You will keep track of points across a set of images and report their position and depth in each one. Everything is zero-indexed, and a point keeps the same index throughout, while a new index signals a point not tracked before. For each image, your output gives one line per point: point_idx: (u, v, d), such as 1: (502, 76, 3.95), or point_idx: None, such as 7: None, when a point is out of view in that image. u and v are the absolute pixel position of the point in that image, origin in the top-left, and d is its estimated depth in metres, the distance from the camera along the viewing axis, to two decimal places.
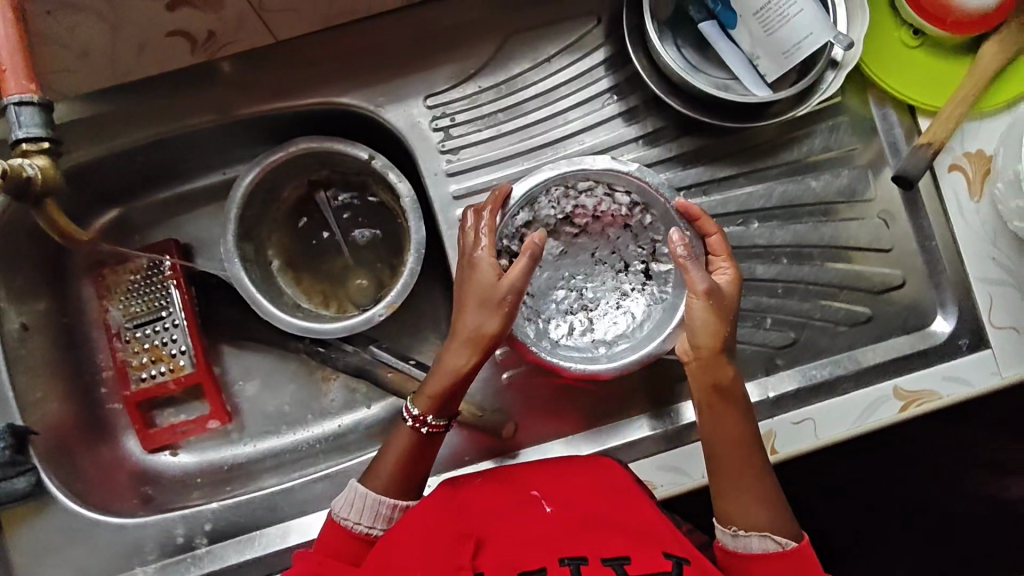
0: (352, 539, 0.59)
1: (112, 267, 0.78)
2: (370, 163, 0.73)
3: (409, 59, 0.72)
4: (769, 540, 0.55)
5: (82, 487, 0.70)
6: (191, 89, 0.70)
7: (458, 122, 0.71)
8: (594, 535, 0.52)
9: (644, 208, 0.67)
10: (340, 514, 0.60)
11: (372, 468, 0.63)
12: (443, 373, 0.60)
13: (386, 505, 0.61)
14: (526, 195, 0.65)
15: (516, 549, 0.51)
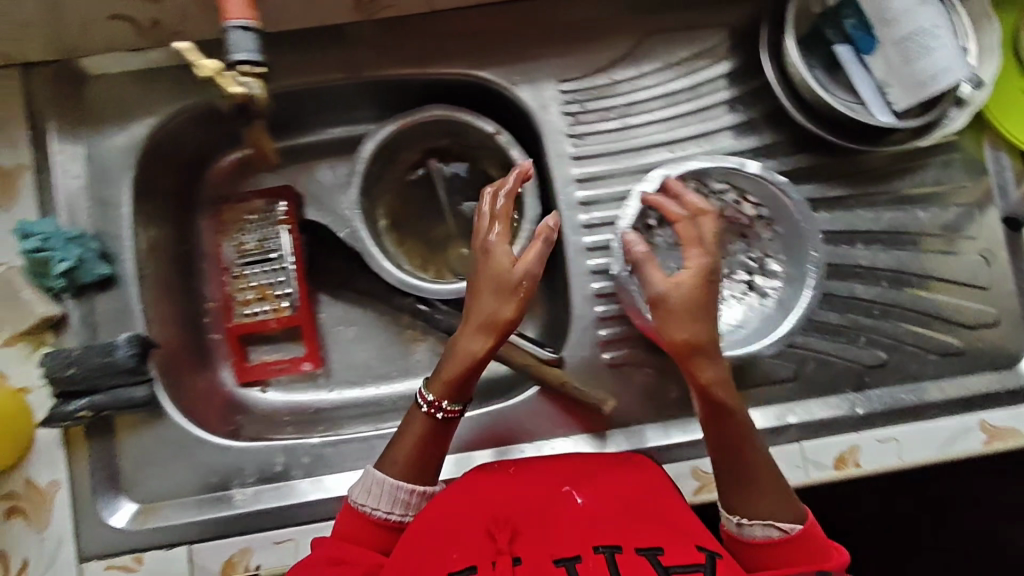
0: (372, 526, 0.58)
1: (230, 204, 0.82)
2: (494, 137, 0.75)
3: (547, 42, 0.73)
4: (769, 526, 0.55)
5: (187, 404, 0.74)
6: (338, 44, 0.73)
7: (587, 110, 0.73)
8: (629, 528, 0.51)
9: (767, 223, 0.70)
10: (357, 500, 0.59)
11: (386, 454, 0.61)
12: (455, 357, 0.58)
13: (406, 493, 0.59)
14: (666, 181, 0.67)
15: (548, 535, 0.50)
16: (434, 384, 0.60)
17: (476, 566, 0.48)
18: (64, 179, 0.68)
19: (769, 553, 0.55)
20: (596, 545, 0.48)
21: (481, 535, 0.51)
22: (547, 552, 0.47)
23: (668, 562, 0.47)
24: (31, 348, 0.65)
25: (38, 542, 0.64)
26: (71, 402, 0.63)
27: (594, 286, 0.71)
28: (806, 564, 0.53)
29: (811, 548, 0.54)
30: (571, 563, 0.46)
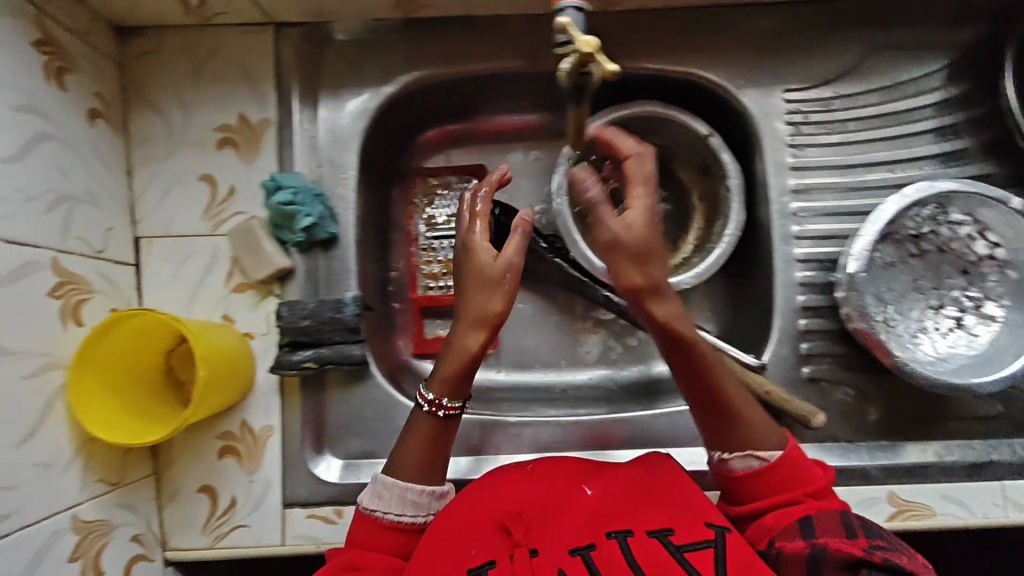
0: (384, 528, 0.58)
1: (421, 176, 0.84)
2: (706, 139, 0.75)
3: (776, 49, 0.73)
4: (752, 457, 0.56)
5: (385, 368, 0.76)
6: None
7: (809, 121, 0.72)
8: (633, 513, 0.54)
9: (995, 265, 0.69)
10: (368, 505, 0.59)
11: (393, 457, 0.61)
12: (455, 355, 0.59)
13: (421, 493, 0.59)
14: (928, 196, 0.65)
15: (553, 524, 0.53)
16: (435, 382, 0.60)
17: (496, 560, 0.50)
18: (302, 138, 0.70)
19: (759, 487, 0.55)
20: (610, 531, 0.52)
21: (491, 529, 0.54)
22: (563, 542, 0.51)
23: (679, 541, 0.51)
24: (259, 297, 0.68)
25: (246, 485, 0.67)
26: (297, 352, 0.66)
27: (800, 298, 0.70)
28: (793, 491, 0.55)
29: (799, 472, 0.55)
30: (586, 552, 0.50)
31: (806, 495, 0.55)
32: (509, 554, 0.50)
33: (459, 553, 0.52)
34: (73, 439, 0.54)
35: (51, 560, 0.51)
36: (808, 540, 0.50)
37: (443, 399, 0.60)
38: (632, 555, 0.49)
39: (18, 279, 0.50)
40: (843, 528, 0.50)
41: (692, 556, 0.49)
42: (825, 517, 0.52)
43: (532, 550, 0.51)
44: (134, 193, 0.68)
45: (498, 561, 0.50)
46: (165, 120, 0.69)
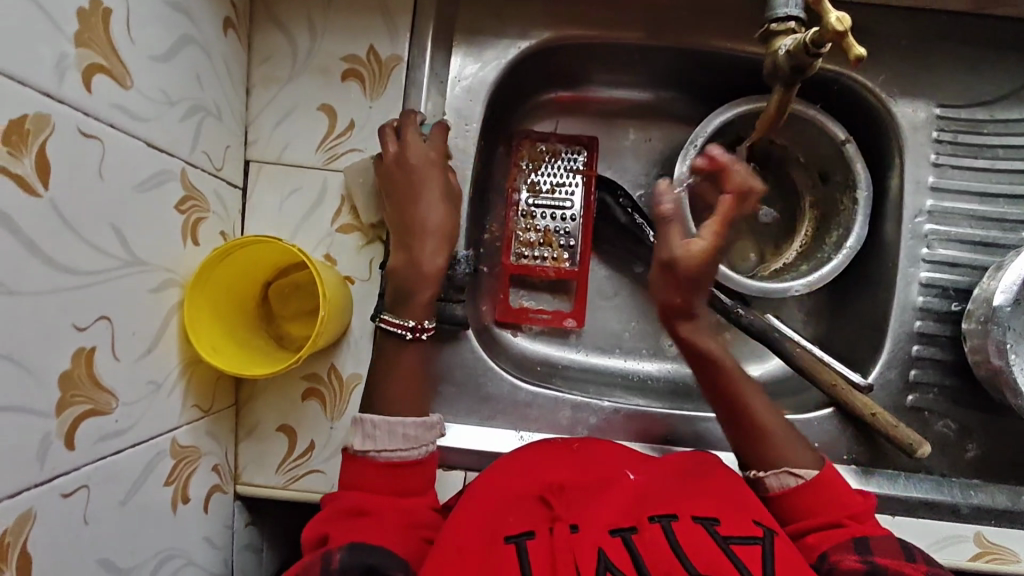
0: (383, 465, 0.57)
1: (529, 139, 0.78)
2: (841, 145, 0.72)
3: (935, 61, 0.69)
4: (789, 476, 0.58)
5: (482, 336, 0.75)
6: (717, 12, 0.70)
7: (957, 142, 0.69)
8: (680, 500, 0.53)
9: None
10: (359, 445, 0.58)
11: (374, 401, 0.60)
12: (427, 279, 0.61)
13: (410, 427, 0.58)
14: None
15: (592, 500, 0.52)
16: (408, 311, 0.61)
17: (534, 531, 0.49)
18: (432, 82, 0.67)
19: (798, 504, 0.57)
20: (653, 516, 0.50)
21: (528, 504, 0.53)
22: (604, 522, 0.50)
23: (725, 533, 0.49)
24: (364, 241, 0.65)
25: (327, 430, 0.64)
26: (401, 303, 0.62)
27: (916, 324, 0.68)
28: (835, 512, 0.55)
29: (840, 495, 0.56)
30: (628, 534, 0.48)
31: (850, 517, 0.55)
32: (548, 526, 0.49)
33: (494, 522, 0.51)
34: (181, 358, 0.51)
35: (153, 481, 0.48)
36: (866, 558, 0.51)
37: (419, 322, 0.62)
38: (675, 538, 0.48)
39: (155, 186, 0.47)
40: (902, 552, 0.51)
41: (738, 547, 0.47)
42: (882, 539, 0.52)
43: (572, 526, 0.49)
44: (249, 113, 0.64)
45: (537, 533, 0.49)
46: (292, 42, 0.65)
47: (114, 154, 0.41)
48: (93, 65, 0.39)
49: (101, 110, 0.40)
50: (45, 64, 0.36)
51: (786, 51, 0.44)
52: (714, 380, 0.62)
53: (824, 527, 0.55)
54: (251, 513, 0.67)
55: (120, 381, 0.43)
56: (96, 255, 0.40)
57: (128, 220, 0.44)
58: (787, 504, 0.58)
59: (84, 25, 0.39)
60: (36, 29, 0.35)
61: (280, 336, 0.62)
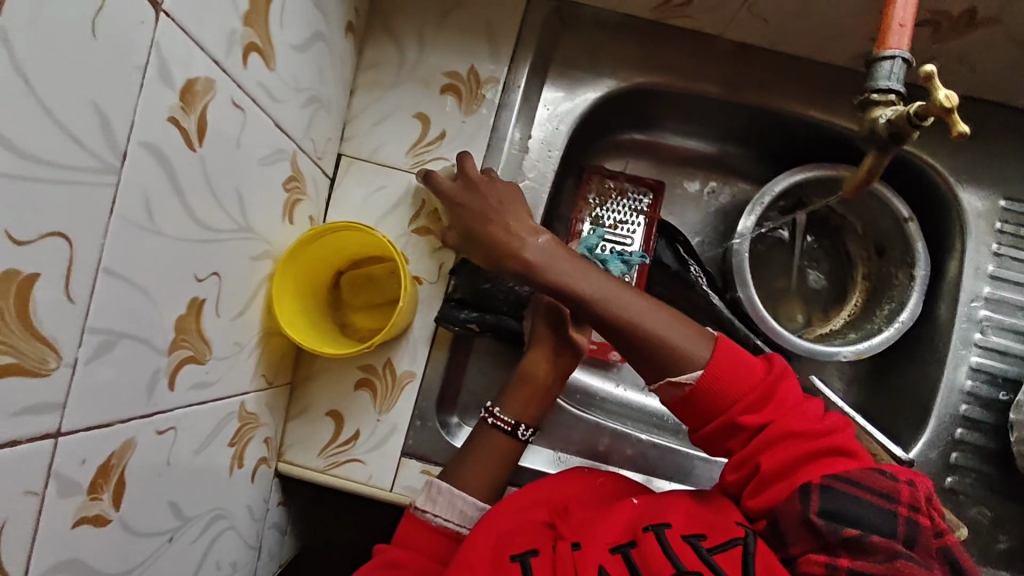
0: (435, 531, 0.59)
1: (598, 175, 0.81)
2: (904, 222, 0.74)
3: (1008, 156, 0.71)
4: (671, 387, 0.54)
5: None
6: (801, 80, 0.73)
7: (1020, 236, 0.70)
8: (675, 509, 0.54)
9: None
10: (419, 507, 0.59)
11: (452, 468, 0.62)
12: (528, 378, 0.63)
13: (471, 506, 0.59)
14: None
15: (595, 521, 0.55)
16: (512, 407, 0.63)
17: (538, 551, 0.53)
18: (523, 107, 0.70)
19: (709, 401, 0.53)
20: (646, 526, 0.52)
21: (532, 526, 0.56)
22: (604, 541, 0.52)
23: (710, 544, 0.49)
24: (438, 246, 0.68)
25: (373, 422, 0.66)
26: (463, 310, 0.66)
27: (962, 407, 0.68)
28: (738, 400, 0.53)
29: (738, 373, 0.53)
30: (627, 550, 0.51)
31: (749, 395, 0.53)
32: (551, 546, 0.54)
33: (504, 541, 0.55)
34: (262, 327, 0.54)
35: (219, 440, 0.49)
36: (783, 553, 0.49)
37: (503, 411, 0.63)
38: (669, 548, 0.49)
39: (273, 163, 0.50)
40: (807, 529, 0.48)
41: (719, 557, 0.48)
42: (789, 508, 0.49)
43: (574, 544, 0.53)
44: (350, 111, 0.68)
45: (541, 552, 0.53)
46: (399, 52, 0.69)
47: (252, 126, 0.45)
48: (251, 44, 0.43)
49: (248, 84, 0.43)
50: (219, 35, 0.39)
51: (887, 120, 0.44)
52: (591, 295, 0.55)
53: (773, 482, 0.51)
54: (284, 493, 0.68)
55: (218, 336, 0.45)
56: (221, 215, 0.43)
57: (249, 189, 0.47)
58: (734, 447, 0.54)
59: (252, 8, 0.42)
60: (219, 4, 0.39)
61: (344, 324, 0.64)
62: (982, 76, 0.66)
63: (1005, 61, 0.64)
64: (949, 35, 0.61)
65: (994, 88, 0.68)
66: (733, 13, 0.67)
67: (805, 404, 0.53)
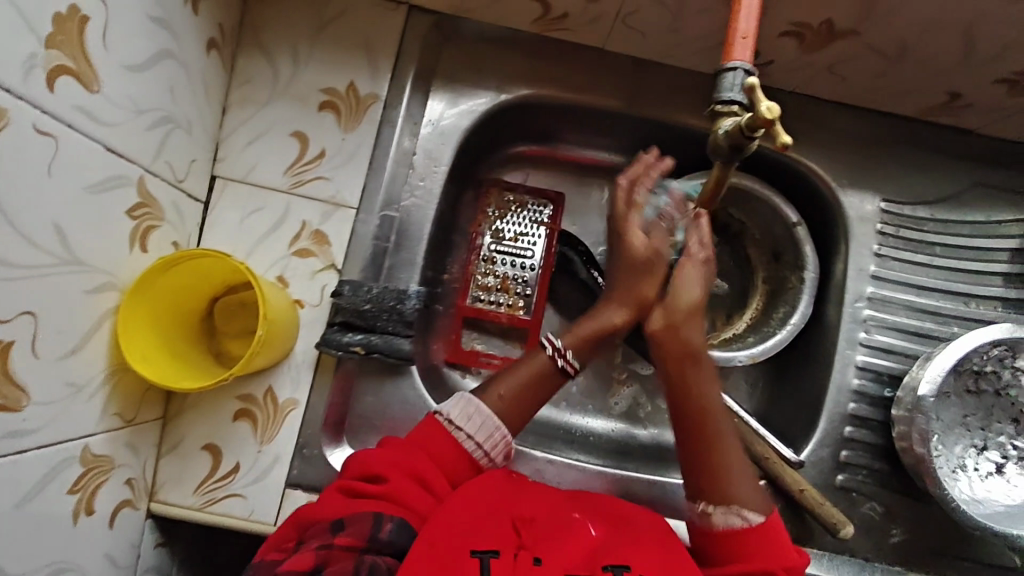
0: (457, 450, 0.58)
1: (497, 188, 0.81)
2: (792, 227, 0.75)
3: (884, 159, 0.73)
4: (735, 515, 0.57)
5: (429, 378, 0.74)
6: (686, 89, 0.73)
7: (899, 236, 0.73)
8: (631, 552, 0.54)
9: None
10: (454, 421, 0.58)
11: (488, 390, 0.62)
12: (594, 323, 0.64)
13: (501, 436, 0.59)
14: (1012, 340, 0.64)
15: (554, 539, 0.52)
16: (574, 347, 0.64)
17: (500, 552, 0.49)
18: (406, 122, 0.69)
19: (736, 543, 0.56)
20: (607, 565, 0.51)
21: (500, 523, 0.52)
22: (563, 565, 0.49)
23: None
24: (319, 267, 0.65)
25: (255, 454, 0.63)
26: (347, 334, 0.63)
27: (850, 406, 0.70)
28: (768, 560, 0.55)
29: (775, 542, 0.56)
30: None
31: (785, 570, 0.55)
32: (512, 552, 0.50)
33: (467, 529, 0.51)
34: (108, 364, 0.51)
35: (54, 487, 0.47)
36: None
37: (569, 352, 0.63)
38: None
39: (108, 189, 0.47)
40: None
41: None
42: None
43: (535, 559, 0.49)
44: (222, 130, 0.66)
45: (503, 554, 0.49)
46: (273, 70, 0.67)
47: (69, 153, 0.42)
48: (60, 67, 0.41)
49: (61, 109, 0.41)
50: (12, 61, 0.37)
51: (726, 132, 0.46)
52: (686, 412, 0.61)
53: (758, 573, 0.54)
54: (163, 534, 0.64)
55: (36, 377, 0.43)
56: (33, 250, 0.41)
57: (74, 219, 0.44)
58: (726, 543, 0.57)
59: (58, 29, 0.40)
60: (8, 27, 0.36)
61: (219, 353, 0.61)
62: (850, 82, 0.68)
63: (869, 68, 0.66)
64: (812, 45, 0.63)
65: (865, 94, 0.70)
66: (608, 24, 0.68)
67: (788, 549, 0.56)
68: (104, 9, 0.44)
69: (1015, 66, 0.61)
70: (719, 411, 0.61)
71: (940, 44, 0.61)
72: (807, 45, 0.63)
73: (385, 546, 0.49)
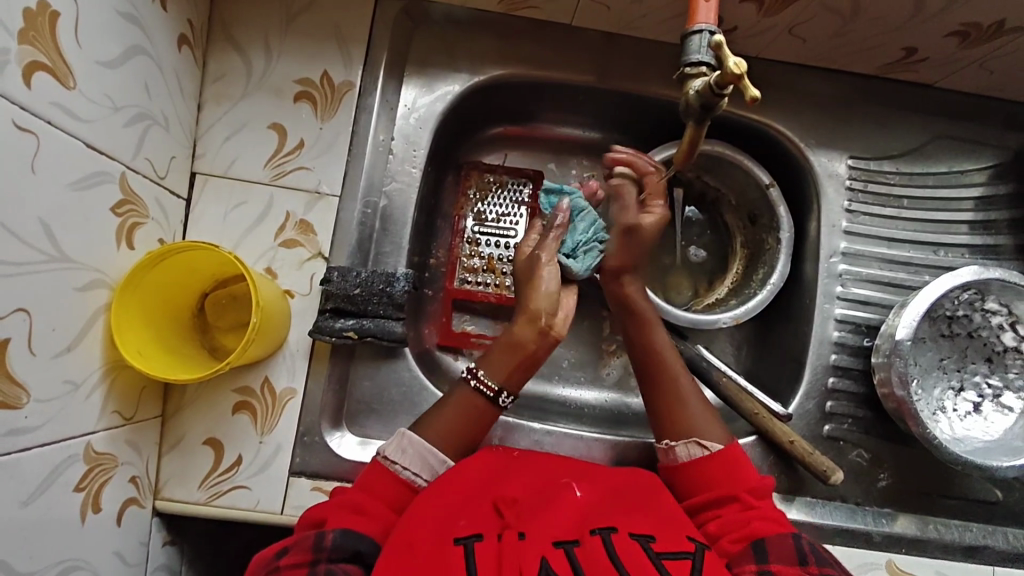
0: (399, 483, 0.58)
1: (477, 170, 0.81)
2: (766, 189, 0.77)
3: (848, 118, 0.75)
4: (696, 446, 0.62)
5: (423, 360, 0.75)
6: (655, 62, 0.75)
7: (868, 191, 0.75)
8: (618, 516, 0.55)
9: (1018, 355, 0.71)
10: (389, 457, 0.59)
11: (422, 423, 0.62)
12: (503, 340, 0.66)
13: (440, 462, 0.60)
14: (981, 282, 0.67)
15: (540, 512, 0.53)
16: (496, 372, 0.64)
17: (483, 534, 0.51)
18: (382, 109, 0.70)
19: (700, 477, 0.61)
20: (594, 528, 0.52)
21: (480, 508, 0.54)
22: (549, 534, 0.51)
23: (659, 549, 0.51)
24: (306, 256, 0.66)
25: (256, 445, 0.63)
26: (339, 320, 0.64)
27: (832, 357, 0.72)
28: (733, 487, 0.58)
29: (737, 472, 0.59)
30: (570, 547, 0.49)
31: (748, 492, 0.58)
32: (498, 532, 0.51)
33: (447, 521, 0.53)
34: (104, 361, 0.51)
35: (60, 485, 0.47)
36: (762, 566, 0.52)
37: (485, 373, 0.64)
38: (614, 547, 0.50)
39: (90, 186, 0.48)
40: (795, 555, 0.52)
41: (669, 562, 0.49)
42: (777, 538, 0.54)
43: (520, 533, 0.51)
44: (199, 127, 0.66)
45: (487, 536, 0.51)
46: (246, 64, 0.67)
47: (52, 149, 0.43)
48: (34, 62, 0.41)
49: (40, 107, 0.42)
50: None
51: (696, 92, 0.49)
52: (643, 361, 0.68)
53: (726, 511, 0.57)
54: (170, 532, 0.65)
55: (34, 376, 0.44)
56: (21, 247, 0.41)
57: (61, 219, 0.45)
58: (692, 476, 0.61)
59: (29, 24, 0.41)
60: None
61: (214, 348, 0.61)
62: (812, 43, 0.70)
63: (829, 30, 0.68)
64: (773, 8, 0.65)
65: (827, 54, 0.72)
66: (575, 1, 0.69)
67: (746, 470, 0.60)
68: (74, 6, 0.45)
69: (965, 17, 0.64)
70: (666, 349, 0.68)
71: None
72: (767, 10, 0.65)
73: (334, 551, 0.51)
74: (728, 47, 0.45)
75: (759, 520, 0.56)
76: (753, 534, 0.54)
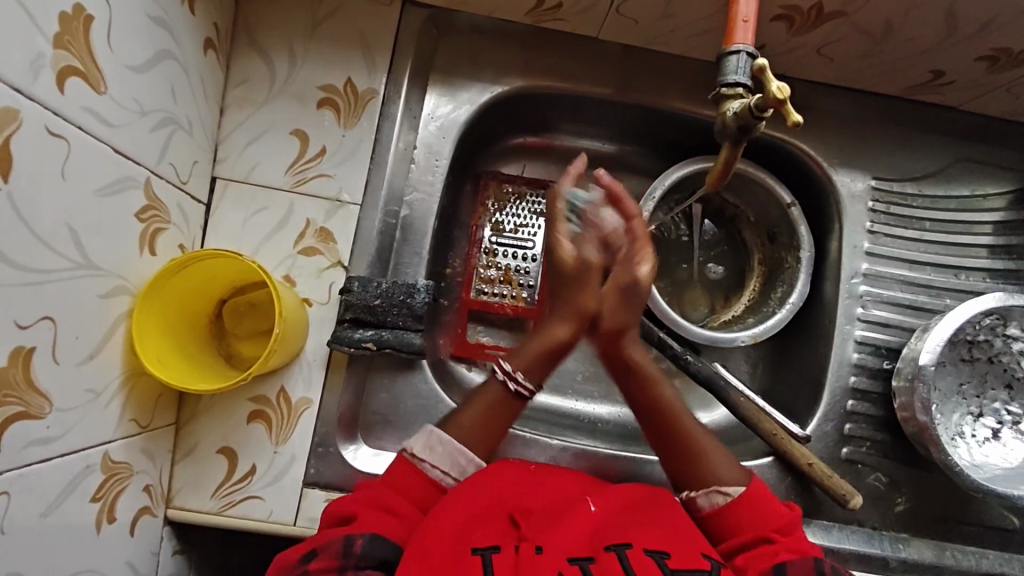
0: (426, 482, 0.58)
1: (495, 180, 0.80)
2: (786, 208, 0.76)
3: (871, 138, 0.75)
4: (718, 494, 0.60)
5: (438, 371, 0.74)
6: (680, 76, 0.75)
7: (890, 212, 0.75)
8: (633, 530, 0.54)
9: None
10: (418, 455, 0.59)
11: (448, 419, 0.61)
12: (547, 339, 0.62)
13: (469, 461, 0.59)
14: (1006, 308, 0.66)
15: (555, 527, 0.53)
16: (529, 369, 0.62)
17: (500, 547, 0.50)
18: (406, 117, 0.69)
19: (725, 519, 0.60)
20: (608, 545, 0.51)
21: (494, 521, 0.54)
22: (565, 550, 0.50)
23: (674, 566, 0.50)
24: (325, 264, 0.65)
25: (270, 455, 0.62)
26: (358, 330, 0.63)
27: (851, 379, 0.72)
28: (761, 525, 0.58)
29: (764, 509, 0.59)
30: (585, 564, 0.49)
31: (777, 531, 0.58)
32: (514, 545, 0.51)
33: (464, 530, 0.52)
34: (124, 369, 0.50)
35: (78, 495, 0.46)
36: None
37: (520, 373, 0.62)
38: (629, 564, 0.49)
39: (117, 192, 0.47)
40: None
41: None
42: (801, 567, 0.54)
43: (537, 546, 0.50)
44: (220, 131, 0.65)
45: (503, 550, 0.50)
46: (270, 70, 0.67)
47: (81, 155, 0.42)
48: (68, 67, 0.41)
49: (71, 112, 0.41)
50: (21, 60, 0.37)
51: (735, 113, 0.49)
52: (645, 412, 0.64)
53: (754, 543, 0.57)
54: (180, 541, 0.64)
55: (57, 385, 0.43)
56: (48, 254, 0.40)
57: (88, 224, 0.44)
58: (716, 520, 0.60)
59: (64, 28, 0.40)
60: (16, 26, 0.36)
61: (229, 356, 0.60)
62: (840, 63, 0.70)
63: (857, 51, 0.68)
64: (805, 27, 0.65)
65: (854, 75, 0.72)
66: (604, 15, 0.68)
67: (776, 508, 0.59)
68: (108, 10, 0.44)
69: (997, 42, 0.64)
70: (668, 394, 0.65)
71: (926, 22, 0.63)
72: (797, 29, 0.65)
73: (363, 558, 0.50)
74: (770, 69, 0.45)
75: (784, 552, 0.55)
76: (776, 562, 0.54)
